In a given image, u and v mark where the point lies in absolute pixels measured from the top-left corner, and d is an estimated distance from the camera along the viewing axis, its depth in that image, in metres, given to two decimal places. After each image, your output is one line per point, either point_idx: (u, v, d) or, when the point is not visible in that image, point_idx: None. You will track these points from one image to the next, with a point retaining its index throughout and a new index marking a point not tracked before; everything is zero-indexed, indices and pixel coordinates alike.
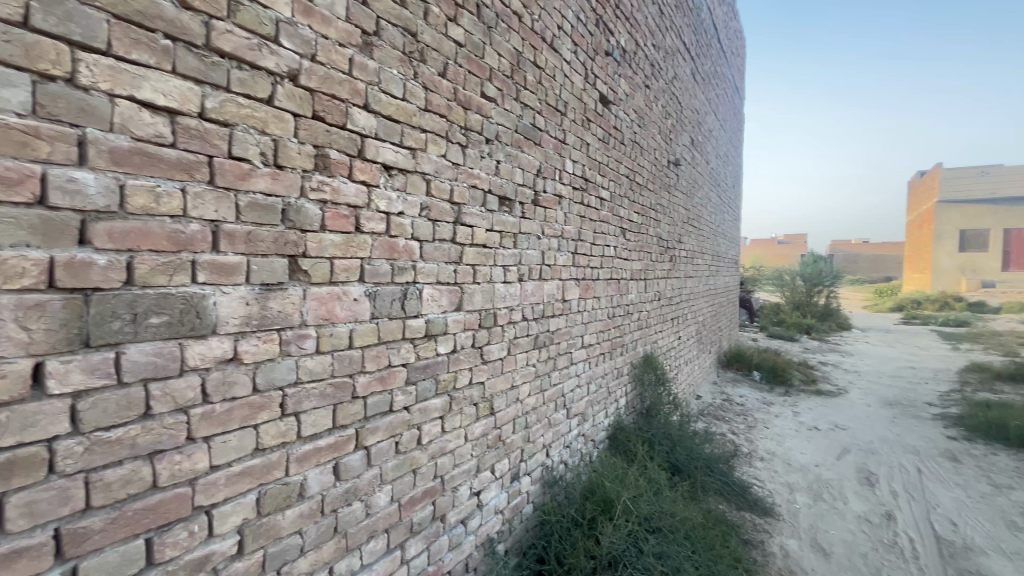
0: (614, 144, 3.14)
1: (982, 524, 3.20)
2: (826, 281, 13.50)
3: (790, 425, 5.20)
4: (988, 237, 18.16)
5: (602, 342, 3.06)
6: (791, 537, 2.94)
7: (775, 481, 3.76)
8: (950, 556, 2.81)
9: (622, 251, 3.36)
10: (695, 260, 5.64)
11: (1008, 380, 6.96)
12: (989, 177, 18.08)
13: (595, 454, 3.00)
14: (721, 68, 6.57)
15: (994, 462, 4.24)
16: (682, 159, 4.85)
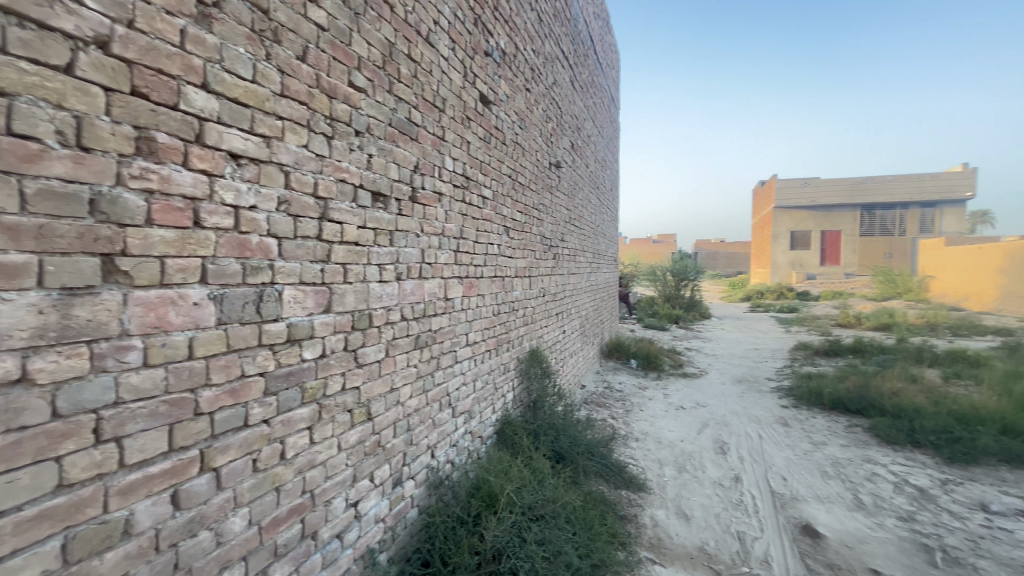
0: (495, 143, 3.19)
1: (804, 476, 3.84)
2: (690, 276, 15.20)
3: (661, 406, 5.77)
4: (810, 237, 21.85)
5: (487, 339, 3.10)
6: (659, 507, 3.25)
7: (647, 459, 4.13)
8: (781, 507, 3.32)
9: (506, 249, 3.42)
10: (577, 258, 5.98)
11: (824, 355, 8.44)
12: (810, 186, 21.38)
13: (483, 450, 3.03)
14: (598, 78, 7.02)
15: (813, 424, 5.11)
16: (563, 162, 5.10)
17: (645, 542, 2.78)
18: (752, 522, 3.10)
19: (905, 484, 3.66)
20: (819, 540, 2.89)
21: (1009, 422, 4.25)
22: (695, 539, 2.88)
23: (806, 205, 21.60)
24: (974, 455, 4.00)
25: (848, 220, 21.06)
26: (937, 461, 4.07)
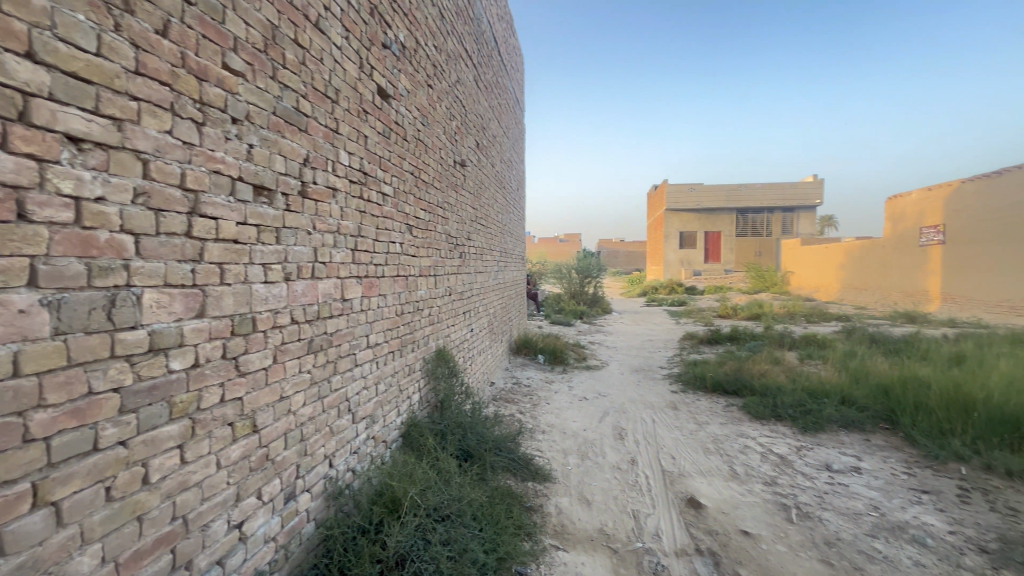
0: (395, 139, 3.10)
1: (690, 454, 4.23)
2: (594, 273, 16.03)
3: (566, 397, 6.03)
4: (696, 238, 24.12)
5: (390, 340, 3.01)
6: (563, 495, 3.40)
7: (552, 450, 4.29)
8: (670, 483, 3.63)
9: (409, 247, 3.35)
10: (484, 257, 6.02)
11: (707, 343, 9.38)
12: (695, 191, 23.44)
13: (388, 455, 2.95)
14: (503, 80, 7.13)
15: (698, 406, 5.65)
16: (468, 160, 5.10)
17: (550, 530, 2.89)
18: (645, 500, 3.36)
19: (770, 453, 4.19)
20: (701, 509, 3.21)
21: (846, 393, 5.05)
22: (595, 521, 3.04)
23: (692, 208, 23.73)
24: (821, 423, 4.69)
25: (726, 222, 23.57)
26: (794, 431, 4.72)
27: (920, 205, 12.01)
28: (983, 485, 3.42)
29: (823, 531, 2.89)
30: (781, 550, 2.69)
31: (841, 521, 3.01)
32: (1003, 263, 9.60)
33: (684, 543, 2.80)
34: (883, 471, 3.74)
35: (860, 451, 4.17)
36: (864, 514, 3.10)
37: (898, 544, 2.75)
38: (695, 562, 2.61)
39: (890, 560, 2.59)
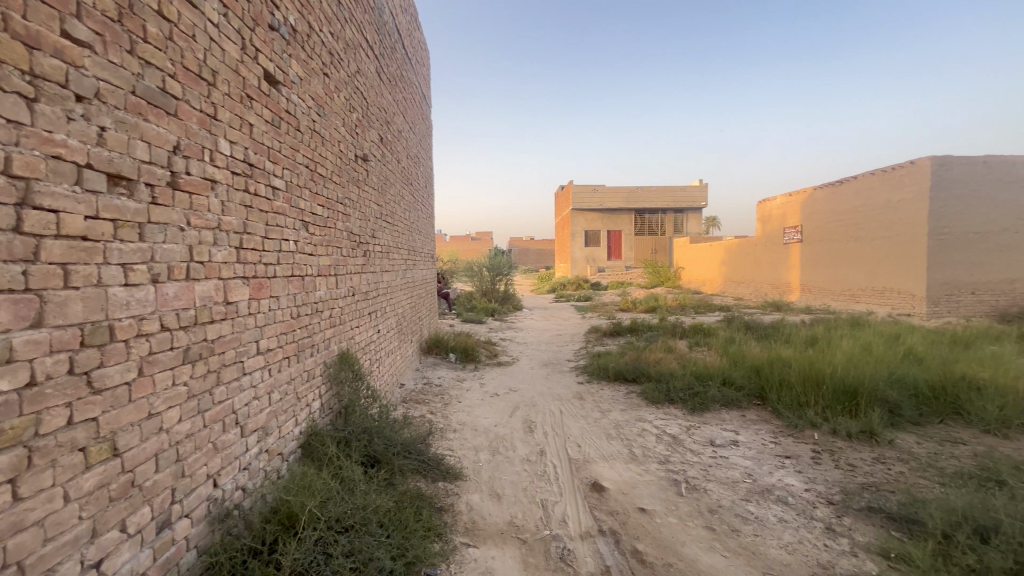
0: (286, 129, 2.88)
1: (594, 441, 4.47)
2: (505, 271, 16.25)
3: (477, 395, 6.06)
4: (599, 236, 25.47)
5: (285, 345, 2.80)
6: (474, 492, 3.41)
7: (463, 448, 4.28)
8: (576, 470, 3.80)
9: (305, 245, 3.14)
10: (391, 255, 5.83)
11: (610, 335, 9.97)
12: (598, 193, 24.75)
13: (284, 468, 2.74)
14: (407, 74, 6.95)
15: (601, 396, 5.98)
16: (370, 155, 4.90)
17: (460, 528, 2.88)
18: (553, 489, 3.48)
19: (664, 434, 4.55)
20: (603, 492, 3.40)
21: (726, 375, 5.65)
22: (505, 515, 3.09)
23: (595, 208, 25.03)
24: (707, 404, 5.20)
25: (626, 222, 25.20)
26: (684, 412, 5.18)
27: (784, 209, 13.77)
28: (831, 446, 4.02)
29: (707, 501, 3.21)
30: (672, 522, 2.94)
31: (721, 490, 3.37)
32: (845, 259, 11.33)
33: (588, 526, 2.95)
34: (756, 442, 4.24)
35: (737, 425, 4.69)
36: (740, 481, 3.50)
37: (766, 504, 3.14)
38: (598, 543, 2.76)
39: (760, 519, 2.95)
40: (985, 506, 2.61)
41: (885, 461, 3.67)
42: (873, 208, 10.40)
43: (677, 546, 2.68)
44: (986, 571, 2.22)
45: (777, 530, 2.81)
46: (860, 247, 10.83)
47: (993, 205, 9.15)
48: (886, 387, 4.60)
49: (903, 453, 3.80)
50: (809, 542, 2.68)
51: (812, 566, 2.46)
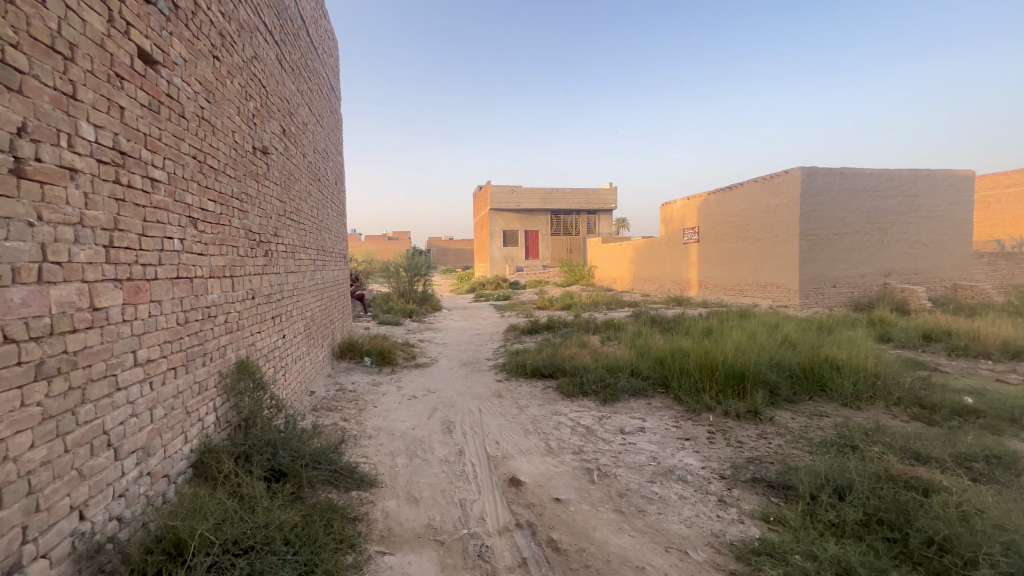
0: (167, 115, 2.59)
1: (512, 437, 4.54)
2: (423, 271, 15.91)
3: (394, 399, 5.89)
4: (517, 236, 25.91)
5: (170, 355, 2.52)
6: (391, 498, 3.31)
7: (379, 454, 4.14)
8: (494, 467, 3.84)
9: (193, 245, 2.85)
10: (296, 255, 5.47)
11: (528, 333, 10.19)
12: (515, 193, 25.12)
13: (171, 492, 2.47)
14: (313, 63, 6.56)
15: (519, 392, 6.08)
16: (271, 148, 4.56)
17: (375, 536, 2.78)
18: (471, 488, 3.49)
19: (578, 426, 4.74)
20: (521, 486, 3.46)
21: (634, 366, 6.03)
22: (422, 518, 3.04)
23: (513, 209, 25.38)
24: (617, 394, 5.51)
25: (542, 222, 25.88)
26: (597, 403, 5.43)
27: (683, 211, 14.95)
28: (723, 426, 4.44)
29: (617, 485, 3.40)
30: (585, 509, 3.08)
31: (629, 475, 3.58)
32: (734, 257, 12.57)
33: (506, 521, 3.00)
34: (660, 427, 4.56)
35: (644, 413, 5.01)
36: (646, 465, 3.75)
37: (668, 484, 3.39)
38: (515, 536, 2.81)
39: (663, 498, 3.18)
40: (841, 467, 3.03)
41: (766, 436, 4.14)
42: (756, 212, 11.65)
43: (589, 531, 2.80)
44: (842, 524, 2.59)
45: (677, 506, 3.06)
46: (746, 247, 12.08)
47: (848, 211, 10.66)
48: (766, 370, 5.19)
49: (780, 428, 4.30)
50: (705, 514, 2.94)
51: (707, 535, 2.70)
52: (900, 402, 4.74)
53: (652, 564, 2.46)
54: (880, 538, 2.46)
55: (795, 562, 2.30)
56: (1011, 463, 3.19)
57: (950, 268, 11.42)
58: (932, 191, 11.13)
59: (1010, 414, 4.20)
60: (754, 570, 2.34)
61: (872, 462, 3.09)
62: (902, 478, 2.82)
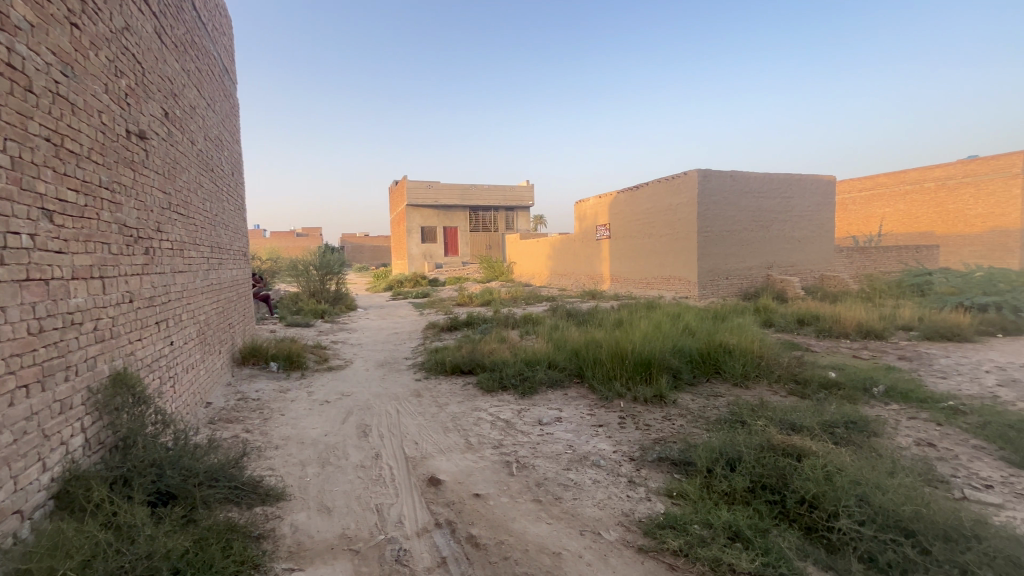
0: (6, 87, 2.19)
1: (431, 436, 4.47)
2: (336, 269, 15.09)
3: (304, 405, 5.54)
4: (436, 232, 25.52)
5: (18, 371, 2.15)
6: (300, 510, 3.11)
7: (288, 465, 3.87)
8: (413, 468, 3.75)
9: (48, 240, 2.45)
10: (185, 253, 4.92)
11: (447, 330, 10.10)
12: (433, 189, 24.69)
13: (25, 531, 2.11)
14: (201, 40, 5.92)
15: (439, 390, 6.00)
16: (150, 132, 4.05)
17: (283, 553, 2.59)
18: (388, 492, 3.38)
19: (497, 420, 4.78)
20: (440, 485, 3.42)
21: (551, 359, 6.21)
22: (336, 528, 2.89)
23: (431, 205, 24.92)
24: (535, 386, 5.64)
25: (461, 219, 25.74)
26: (516, 397, 5.52)
27: (595, 209, 15.63)
28: (632, 411, 4.73)
29: (535, 476, 3.48)
30: (504, 501, 3.11)
31: (546, 464, 3.68)
32: (642, 252, 13.40)
33: (425, 521, 2.95)
34: (576, 416, 4.74)
35: (561, 403, 5.18)
36: (562, 453, 3.88)
37: (583, 470, 3.53)
38: (434, 536, 2.77)
39: (578, 484, 3.31)
40: (733, 441, 3.35)
41: (671, 418, 4.46)
42: (660, 210, 12.51)
43: (508, 523, 2.84)
44: (733, 492, 2.86)
45: (591, 491, 3.20)
46: (652, 242, 12.92)
47: (737, 210, 11.81)
48: (670, 356, 5.61)
49: (682, 409, 4.67)
50: (616, 496, 3.10)
51: (618, 515, 2.85)
52: (779, 379, 5.37)
53: (568, 548, 2.55)
54: (764, 501, 2.76)
55: (694, 532, 2.51)
56: (863, 427, 3.74)
57: (818, 261, 13.10)
58: (803, 194, 12.67)
59: (862, 385, 4.93)
60: (659, 542, 2.51)
61: (757, 434, 3.45)
62: (781, 446, 3.18)
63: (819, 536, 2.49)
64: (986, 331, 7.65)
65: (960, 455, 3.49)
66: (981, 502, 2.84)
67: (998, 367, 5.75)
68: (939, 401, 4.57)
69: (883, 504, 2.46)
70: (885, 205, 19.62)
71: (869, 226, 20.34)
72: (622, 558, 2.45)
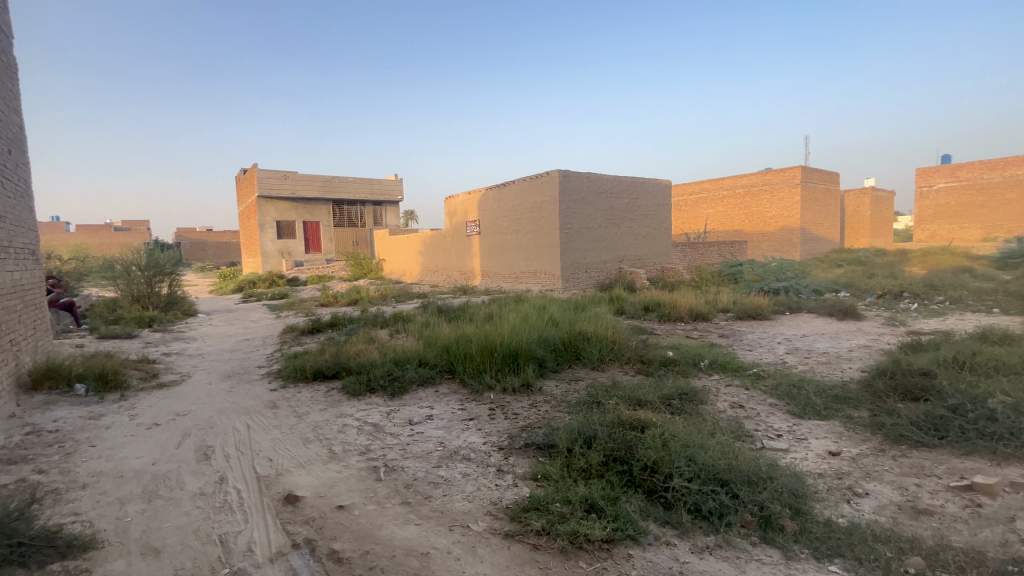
0: None
1: (288, 450, 4.07)
2: (168, 269, 12.90)
3: (124, 431, 4.65)
4: (294, 227, 23.36)
5: None
6: (118, 558, 2.61)
7: (100, 506, 3.20)
8: (265, 488, 3.38)
9: None
10: None
11: (309, 333, 9.31)
12: (289, 179, 22.51)
13: None
14: None
15: (298, 399, 5.50)
16: None
17: None
18: (235, 518, 3.00)
19: (365, 425, 4.55)
20: (298, 502, 3.14)
21: (422, 356, 6.11)
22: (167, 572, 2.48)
23: (287, 197, 22.69)
24: (405, 386, 5.49)
25: (323, 213, 23.92)
26: (385, 398, 5.31)
27: (465, 205, 15.74)
28: (501, 402, 4.88)
29: (404, 478, 3.39)
30: (370, 509, 2.97)
31: (416, 464, 3.61)
32: (510, 248, 13.86)
33: (279, 545, 2.69)
34: (446, 412, 4.73)
35: (432, 401, 5.13)
36: (433, 451, 3.83)
37: (453, 466, 3.53)
38: (291, 559, 2.54)
39: (448, 480, 3.31)
40: (589, 421, 3.63)
41: (537, 405, 4.70)
42: (526, 208, 13.06)
43: (374, 531, 2.73)
44: (589, 468, 3.11)
45: (461, 485, 3.22)
46: (520, 238, 13.43)
47: (593, 208, 12.86)
48: (535, 347, 5.90)
49: (547, 395, 4.96)
50: (485, 486, 3.17)
51: (486, 505, 2.92)
52: (629, 361, 6.00)
53: (437, 546, 2.53)
54: (615, 471, 3.05)
55: (555, 510, 2.67)
56: (693, 396, 4.35)
57: (660, 254, 14.92)
58: (646, 195, 14.30)
59: (692, 361, 5.75)
60: (524, 525, 2.63)
61: (609, 412, 3.79)
62: (629, 421, 3.53)
63: (657, 495, 2.84)
64: (779, 310, 9.49)
65: (761, 411, 4.28)
66: (774, 448, 3.52)
67: (786, 338, 7.18)
68: (747, 369, 5.55)
69: (705, 461, 2.90)
70: (709, 206, 22.96)
71: (697, 225, 23.54)
72: (489, 546, 2.51)
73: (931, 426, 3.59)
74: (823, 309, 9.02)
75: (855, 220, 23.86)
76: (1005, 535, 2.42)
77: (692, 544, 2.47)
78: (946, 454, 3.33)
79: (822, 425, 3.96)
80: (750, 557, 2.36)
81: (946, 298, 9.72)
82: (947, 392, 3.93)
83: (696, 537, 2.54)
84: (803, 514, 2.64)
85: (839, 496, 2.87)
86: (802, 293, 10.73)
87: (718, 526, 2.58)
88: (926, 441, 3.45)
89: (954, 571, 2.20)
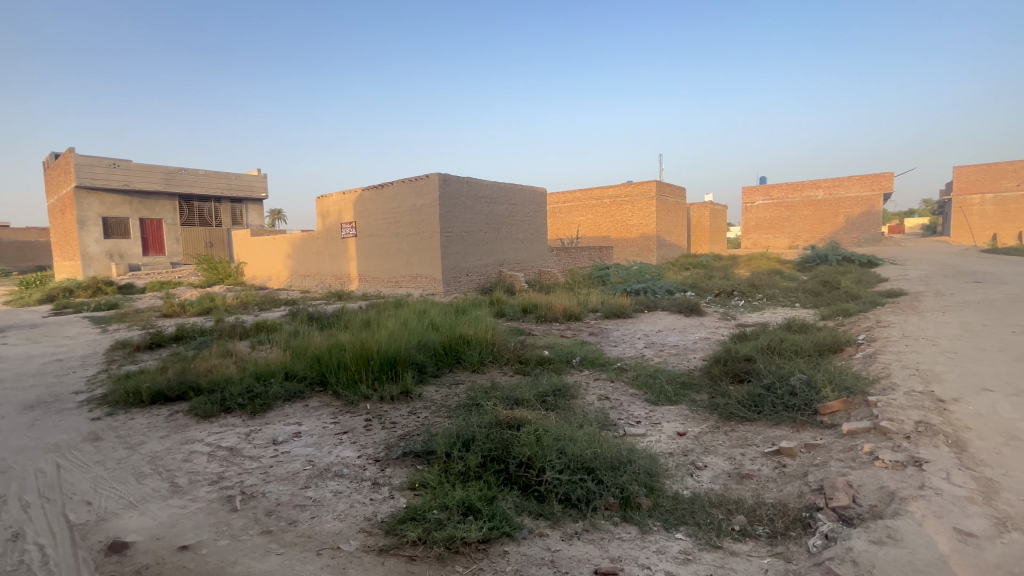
0: None
1: (115, 490, 3.42)
2: None
3: None
4: (127, 225, 19.87)
5: None
6: None
7: None
8: (81, 539, 2.80)
9: None
10: None
11: (146, 348, 7.96)
12: (120, 168, 19.13)
13: None
14: None
15: (130, 427, 4.66)
16: None
17: None
18: None
19: (217, 450, 4.02)
20: (127, 549, 2.65)
21: (289, 368, 5.59)
22: None
23: (117, 189, 19.24)
24: (268, 403, 4.98)
25: (166, 209, 20.72)
26: (244, 418, 4.75)
27: (339, 205, 14.86)
28: (378, 411, 4.69)
29: (264, 505, 3.06)
30: (222, 545, 2.63)
31: (280, 488, 3.28)
32: (389, 251, 13.39)
33: None
34: (317, 428, 4.39)
35: (300, 416, 4.72)
36: (300, 471, 3.53)
37: (324, 484, 3.29)
38: None
39: (317, 501, 3.07)
40: (468, 424, 3.64)
41: (416, 411, 4.60)
42: (405, 210, 12.75)
43: (226, 569, 2.42)
44: (467, 470, 3.11)
45: (332, 504, 3.01)
46: (399, 241, 13.04)
47: (473, 213, 13.03)
48: (415, 352, 5.79)
49: (426, 401, 4.88)
50: (358, 503, 3.00)
51: (359, 523, 2.76)
52: (508, 361, 6.19)
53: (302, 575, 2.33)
54: (492, 471, 3.10)
55: (432, 517, 2.63)
56: (565, 392, 4.62)
57: (537, 258, 15.62)
58: (523, 202, 14.89)
59: (565, 358, 6.13)
60: (399, 537, 2.54)
61: (487, 414, 3.84)
62: (505, 420, 3.62)
63: (531, 490, 2.96)
64: (639, 309, 10.54)
65: (623, 401, 4.71)
66: (633, 434, 3.88)
67: (645, 334, 7.99)
68: (612, 363, 6.07)
69: (574, 452, 3.09)
70: (580, 213, 24.68)
71: (570, 230, 25.12)
72: (362, 565, 2.38)
73: (752, 402, 4.29)
74: (674, 308, 10.24)
75: (698, 229, 27.50)
76: (801, 488, 2.97)
77: (562, 533, 2.62)
78: (762, 425, 4.00)
79: (672, 409, 4.49)
80: (612, 536, 2.58)
81: (764, 296, 11.67)
82: (762, 373, 4.72)
83: (565, 524, 2.70)
84: (655, 491, 2.97)
85: (684, 471, 3.27)
86: (657, 293, 12.04)
87: (585, 512, 2.77)
88: (748, 416, 4.10)
89: (766, 523, 2.65)
